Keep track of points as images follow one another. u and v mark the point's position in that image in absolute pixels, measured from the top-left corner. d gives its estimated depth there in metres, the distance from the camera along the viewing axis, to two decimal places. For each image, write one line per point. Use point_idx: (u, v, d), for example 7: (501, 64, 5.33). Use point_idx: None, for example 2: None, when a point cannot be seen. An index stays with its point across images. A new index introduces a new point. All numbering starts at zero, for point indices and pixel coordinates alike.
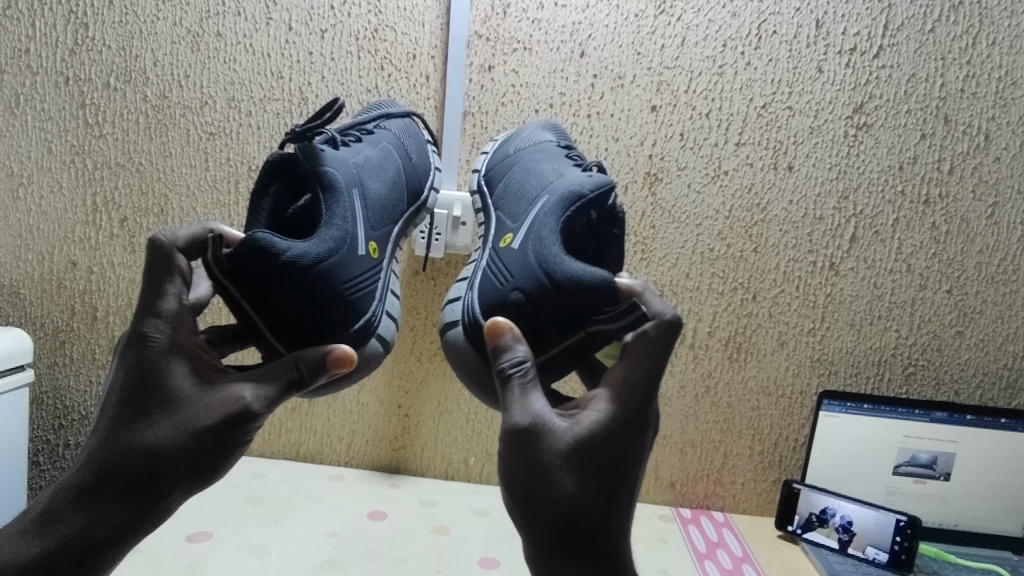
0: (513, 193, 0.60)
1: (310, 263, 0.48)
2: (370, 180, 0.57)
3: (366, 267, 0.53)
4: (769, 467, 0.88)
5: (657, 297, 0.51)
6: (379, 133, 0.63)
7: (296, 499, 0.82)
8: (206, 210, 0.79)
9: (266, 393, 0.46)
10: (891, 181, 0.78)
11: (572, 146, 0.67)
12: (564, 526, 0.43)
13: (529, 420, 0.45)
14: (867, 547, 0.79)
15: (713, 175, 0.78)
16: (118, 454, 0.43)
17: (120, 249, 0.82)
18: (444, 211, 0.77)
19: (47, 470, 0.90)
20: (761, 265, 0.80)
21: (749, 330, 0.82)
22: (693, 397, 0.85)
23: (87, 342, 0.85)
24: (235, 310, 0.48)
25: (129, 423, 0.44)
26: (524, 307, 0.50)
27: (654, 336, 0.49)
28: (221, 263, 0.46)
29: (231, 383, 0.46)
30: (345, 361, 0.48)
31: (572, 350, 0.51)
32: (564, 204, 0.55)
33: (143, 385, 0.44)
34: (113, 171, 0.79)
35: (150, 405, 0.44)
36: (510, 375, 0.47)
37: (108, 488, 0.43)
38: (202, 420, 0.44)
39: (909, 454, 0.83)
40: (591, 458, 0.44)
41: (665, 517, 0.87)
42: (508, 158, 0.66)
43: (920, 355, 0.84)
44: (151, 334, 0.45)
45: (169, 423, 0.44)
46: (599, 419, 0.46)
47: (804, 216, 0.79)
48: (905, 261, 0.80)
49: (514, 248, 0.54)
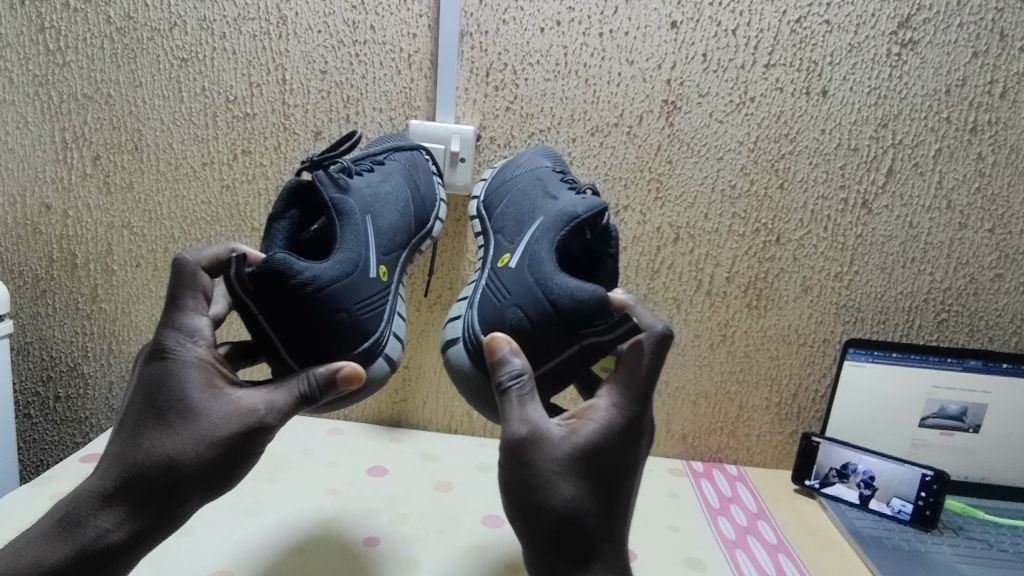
0: (512, 217, 0.62)
1: (326, 283, 0.49)
2: (382, 211, 0.59)
3: (375, 289, 0.55)
4: (786, 420, 0.83)
5: (647, 310, 0.52)
6: (390, 162, 0.65)
7: (294, 455, 0.79)
8: (183, 145, 0.74)
9: (278, 406, 0.47)
10: (935, 106, 0.71)
11: (568, 172, 0.66)
12: (561, 532, 0.44)
13: (526, 430, 0.45)
14: (892, 498, 0.76)
15: (738, 102, 0.71)
16: (135, 464, 0.44)
17: (95, 190, 0.76)
18: (440, 147, 0.71)
19: (39, 422, 0.87)
20: (786, 203, 0.74)
21: (771, 276, 0.77)
22: (708, 347, 0.80)
23: (69, 290, 0.80)
24: (253, 327, 0.49)
25: (147, 434, 0.44)
26: (524, 327, 0.51)
27: (649, 347, 0.49)
28: (244, 282, 0.47)
29: (245, 395, 0.47)
30: (353, 378, 0.49)
31: (570, 363, 0.52)
32: (558, 223, 0.56)
33: (162, 396, 0.45)
34: (80, 103, 0.73)
35: (168, 415, 0.45)
36: (508, 387, 0.47)
37: (127, 496, 0.44)
38: (217, 431, 0.45)
39: (937, 405, 0.79)
40: (587, 466, 0.45)
41: (676, 471, 0.83)
42: (506, 183, 0.67)
43: (954, 300, 0.78)
44: (172, 347, 0.46)
45: (186, 436, 0.44)
46: (596, 427, 0.47)
47: (836, 147, 0.72)
48: (946, 197, 0.74)
49: (511, 267, 0.56)
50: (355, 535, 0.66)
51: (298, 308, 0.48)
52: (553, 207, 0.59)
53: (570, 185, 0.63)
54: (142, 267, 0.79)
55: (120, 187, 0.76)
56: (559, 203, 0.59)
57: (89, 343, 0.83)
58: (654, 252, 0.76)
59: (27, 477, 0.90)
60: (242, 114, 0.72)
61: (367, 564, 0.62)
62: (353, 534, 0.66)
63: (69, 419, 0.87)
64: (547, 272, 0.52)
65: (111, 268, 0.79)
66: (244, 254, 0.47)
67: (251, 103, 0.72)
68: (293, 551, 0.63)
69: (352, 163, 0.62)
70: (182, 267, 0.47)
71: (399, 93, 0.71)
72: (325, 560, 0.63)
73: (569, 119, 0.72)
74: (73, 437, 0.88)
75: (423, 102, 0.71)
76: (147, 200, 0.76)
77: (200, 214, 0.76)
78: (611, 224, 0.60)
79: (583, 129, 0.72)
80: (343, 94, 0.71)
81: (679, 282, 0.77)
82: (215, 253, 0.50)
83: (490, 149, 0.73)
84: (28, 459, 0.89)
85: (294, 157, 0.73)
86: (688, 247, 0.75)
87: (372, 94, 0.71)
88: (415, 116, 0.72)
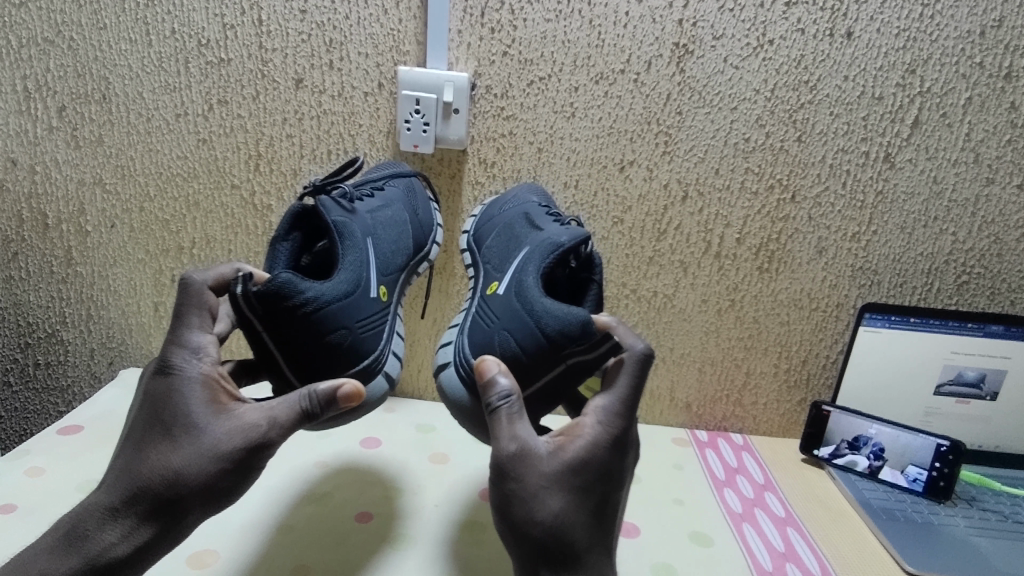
0: (499, 251, 0.60)
1: (329, 301, 0.48)
2: (384, 233, 0.58)
3: (376, 309, 0.53)
4: (794, 387, 0.80)
5: (628, 330, 0.50)
6: (389, 188, 0.63)
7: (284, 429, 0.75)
8: (155, 95, 0.69)
9: (280, 420, 0.44)
10: (968, 50, 0.65)
11: (556, 208, 0.64)
12: (548, 548, 0.41)
13: (516, 447, 0.42)
14: (908, 466, 0.73)
15: (755, 45, 0.65)
16: (139, 479, 0.41)
17: (62, 144, 0.71)
18: (432, 96, 0.66)
19: (19, 391, 0.83)
20: (804, 157, 0.69)
21: (784, 237, 0.72)
22: (715, 312, 0.76)
23: (41, 252, 0.76)
24: (256, 345, 0.48)
25: (150, 449, 0.42)
26: (517, 355, 0.49)
27: (631, 367, 0.48)
28: (250, 301, 0.45)
29: (248, 409, 0.45)
30: (354, 396, 0.45)
31: (556, 385, 0.50)
32: (543, 251, 0.55)
33: (165, 411, 0.43)
34: (41, 48, 0.67)
35: (170, 430, 0.42)
36: (497, 406, 0.44)
37: (132, 510, 0.41)
38: (220, 446, 0.43)
39: (954, 372, 0.75)
40: (578, 481, 0.43)
41: (680, 441, 0.80)
42: (494, 218, 0.64)
43: (976, 262, 0.73)
44: (176, 363, 0.44)
45: (189, 452, 0.42)
46: (587, 442, 0.44)
47: (859, 95, 0.67)
48: (974, 150, 0.69)
49: (500, 294, 0.54)
50: (347, 510, 0.63)
51: (299, 329, 0.47)
52: (537, 236, 0.57)
53: (555, 218, 0.61)
54: (117, 228, 0.75)
55: (89, 140, 0.71)
56: (544, 233, 0.57)
57: (66, 308, 0.79)
58: (661, 212, 0.71)
59: (11, 446, 0.87)
60: (216, 60, 0.67)
61: (358, 541, 0.59)
62: (347, 510, 0.63)
63: (51, 388, 0.83)
64: (532, 296, 0.50)
65: (85, 229, 0.75)
66: (249, 273, 0.46)
67: (225, 47, 0.66)
68: (280, 529, 0.60)
69: (354, 187, 0.61)
70: (188, 286, 0.46)
71: (386, 36, 0.65)
72: (314, 538, 0.59)
73: (572, 65, 0.66)
74: (56, 406, 0.84)
75: (413, 46, 0.66)
76: (119, 155, 0.71)
77: (177, 169, 0.72)
78: (595, 252, 0.59)
79: (586, 76, 0.67)
80: (326, 37, 0.66)
81: (687, 244, 0.73)
82: (219, 272, 0.48)
83: (486, 100, 0.67)
84: (11, 429, 0.86)
85: (275, 107, 0.68)
86: (697, 206, 0.71)
87: (356, 37, 0.65)
88: (404, 62, 0.66)
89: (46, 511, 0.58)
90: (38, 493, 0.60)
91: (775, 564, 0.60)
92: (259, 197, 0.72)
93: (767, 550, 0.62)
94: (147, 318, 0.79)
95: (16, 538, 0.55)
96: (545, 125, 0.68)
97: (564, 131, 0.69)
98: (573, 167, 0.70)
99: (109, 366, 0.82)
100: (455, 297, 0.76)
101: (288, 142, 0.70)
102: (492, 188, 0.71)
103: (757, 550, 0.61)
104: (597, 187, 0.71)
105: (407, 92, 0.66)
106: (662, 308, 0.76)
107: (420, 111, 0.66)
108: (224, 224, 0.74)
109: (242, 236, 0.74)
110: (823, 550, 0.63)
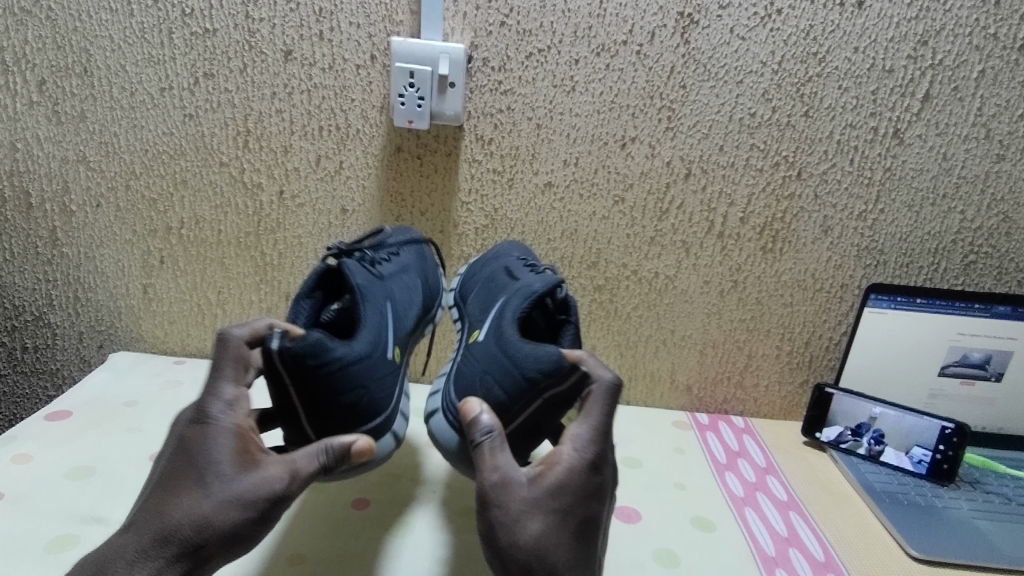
0: (480, 302, 0.58)
1: (352, 360, 0.46)
2: (401, 295, 0.57)
3: (388, 365, 0.52)
4: (797, 369, 0.78)
5: (598, 359, 0.48)
6: (401, 254, 0.61)
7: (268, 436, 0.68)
8: (137, 68, 0.66)
9: (302, 474, 0.42)
10: (982, 21, 0.63)
11: (537, 261, 0.63)
12: (531, 573, 0.39)
13: (497, 477, 0.41)
14: (912, 447, 0.72)
15: (763, 15, 0.63)
16: (167, 524, 0.39)
17: (44, 119, 0.69)
18: (428, 69, 0.63)
19: (7, 375, 0.81)
20: (810, 133, 0.67)
21: (789, 216, 0.70)
22: (718, 293, 0.74)
23: (26, 233, 0.73)
24: (280, 399, 0.46)
25: (180, 493, 0.40)
26: (502, 400, 0.48)
27: (602, 396, 0.46)
28: (284, 358, 0.44)
29: (274, 461, 0.42)
30: (367, 451, 0.45)
31: (536, 418, 0.49)
32: (520, 297, 0.53)
33: (196, 457, 0.41)
34: (18, 19, 0.65)
35: (201, 476, 0.40)
36: (479, 442, 0.43)
37: (160, 552, 0.38)
38: (246, 495, 0.40)
39: (960, 353, 0.73)
40: (558, 503, 0.41)
41: (681, 424, 0.78)
42: (475, 272, 0.63)
43: (984, 241, 0.72)
44: (211, 413, 0.43)
45: (221, 497, 0.40)
46: (566, 467, 0.43)
47: (869, 68, 0.65)
48: (985, 125, 0.67)
49: (481, 341, 0.53)
50: (345, 497, 0.61)
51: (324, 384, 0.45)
52: (512, 285, 0.56)
53: (531, 268, 0.59)
54: (102, 208, 0.72)
55: (71, 116, 0.68)
56: (519, 281, 0.56)
57: (53, 291, 0.76)
58: (663, 190, 0.69)
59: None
60: (201, 30, 0.64)
61: (356, 529, 0.57)
62: (346, 495, 0.62)
63: (40, 371, 0.81)
64: (512, 338, 0.49)
65: (69, 208, 0.72)
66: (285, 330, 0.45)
67: (210, 17, 0.64)
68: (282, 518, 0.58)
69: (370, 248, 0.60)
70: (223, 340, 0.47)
71: (378, 6, 0.63)
72: (313, 524, 0.58)
73: (572, 36, 0.64)
74: (46, 391, 0.82)
75: (406, 16, 0.63)
76: (103, 132, 0.69)
77: (164, 146, 0.69)
78: (568, 295, 0.58)
79: (587, 48, 0.64)
80: (315, 6, 0.63)
81: (689, 223, 0.71)
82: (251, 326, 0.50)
83: (483, 73, 0.65)
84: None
85: (264, 80, 0.66)
86: (700, 183, 0.69)
87: (348, 6, 0.63)
88: (397, 33, 0.64)
89: (35, 502, 0.56)
90: (27, 482, 0.58)
91: (778, 549, 0.59)
92: (249, 174, 0.70)
93: (770, 534, 0.61)
94: (136, 300, 0.77)
95: (6, 532, 0.53)
96: (545, 100, 0.66)
97: (564, 106, 0.66)
98: (573, 144, 0.68)
99: (99, 349, 0.80)
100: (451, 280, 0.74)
101: (278, 117, 0.67)
102: (489, 166, 0.69)
103: (759, 535, 0.60)
104: (598, 165, 0.68)
105: (400, 64, 0.63)
106: (663, 289, 0.74)
107: (415, 86, 0.64)
108: (213, 203, 0.71)
109: (232, 216, 0.72)
110: (826, 535, 0.62)
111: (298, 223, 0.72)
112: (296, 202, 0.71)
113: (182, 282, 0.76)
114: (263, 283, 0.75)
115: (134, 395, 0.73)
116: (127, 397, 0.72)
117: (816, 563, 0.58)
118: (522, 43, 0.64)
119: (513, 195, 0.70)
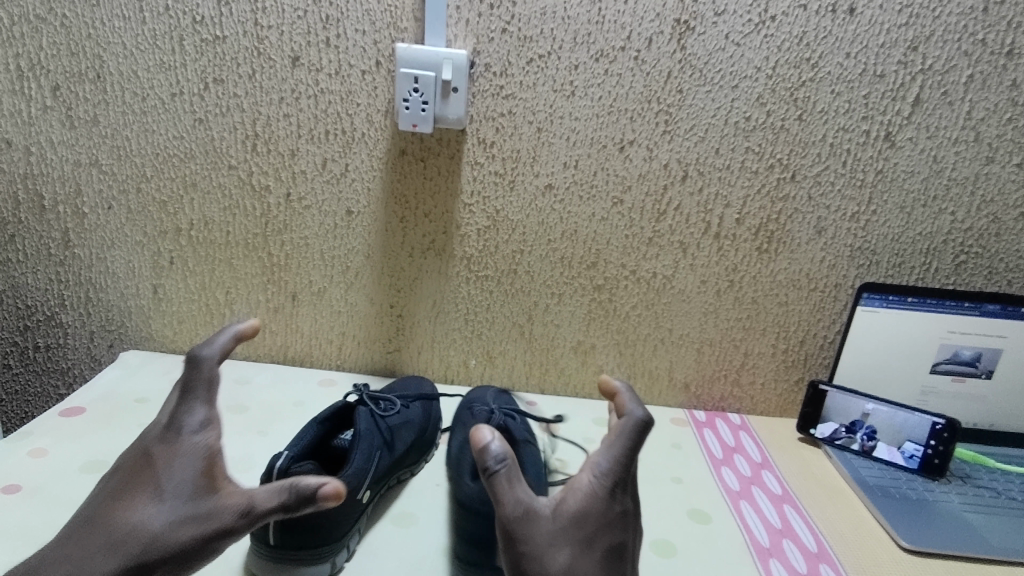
0: None
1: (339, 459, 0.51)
2: (405, 441, 0.62)
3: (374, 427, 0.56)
4: (792, 367, 0.80)
5: (633, 395, 0.48)
6: None
7: (277, 430, 0.70)
8: (149, 74, 0.68)
9: (256, 509, 0.43)
10: (971, 27, 0.65)
11: None
12: None
13: (518, 510, 0.42)
14: (904, 442, 0.73)
15: (757, 22, 0.65)
16: (115, 537, 0.41)
17: (57, 124, 0.70)
18: (432, 75, 0.65)
19: (19, 373, 0.82)
20: (804, 136, 0.69)
21: (784, 217, 0.72)
22: (715, 293, 0.76)
23: (39, 234, 0.75)
24: None
25: (141, 500, 0.42)
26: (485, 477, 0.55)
27: (629, 432, 0.45)
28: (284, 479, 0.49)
29: (231, 491, 0.44)
30: (334, 497, 0.42)
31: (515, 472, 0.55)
32: None
33: (152, 477, 0.43)
34: (33, 26, 0.67)
35: (157, 492, 0.42)
36: (493, 472, 0.42)
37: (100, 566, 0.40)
38: (191, 522, 0.42)
39: (951, 351, 0.75)
40: (580, 532, 0.42)
41: (679, 421, 0.80)
42: None
43: (975, 242, 0.73)
44: (175, 436, 0.44)
45: (163, 522, 0.42)
46: (585, 497, 0.43)
47: (861, 73, 0.67)
48: (974, 129, 0.69)
49: None
50: None
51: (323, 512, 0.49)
52: None
53: None
54: (114, 210, 0.74)
55: (84, 120, 0.70)
56: None
57: (65, 291, 0.78)
58: (661, 192, 0.71)
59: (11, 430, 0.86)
60: (211, 37, 0.66)
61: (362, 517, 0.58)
62: None
63: (52, 369, 0.83)
64: None
65: (82, 210, 0.74)
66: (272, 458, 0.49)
67: (220, 24, 0.66)
68: None
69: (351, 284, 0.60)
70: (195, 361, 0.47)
71: (383, 13, 0.65)
72: None
73: (572, 42, 0.66)
74: (57, 388, 0.84)
75: (410, 23, 0.65)
76: (115, 135, 0.71)
77: (174, 149, 0.71)
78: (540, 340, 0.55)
79: (587, 54, 0.66)
80: (322, 13, 0.65)
81: (686, 224, 0.72)
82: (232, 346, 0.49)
83: (485, 78, 0.67)
84: (12, 411, 0.85)
85: (272, 86, 0.68)
86: (697, 185, 0.71)
87: (354, 14, 0.65)
88: (402, 39, 0.66)
89: (50, 494, 0.58)
90: (44, 476, 0.60)
91: (772, 540, 0.61)
92: (257, 177, 0.72)
93: (764, 526, 0.63)
94: (146, 300, 0.79)
95: (23, 522, 0.55)
96: (546, 104, 0.68)
97: (564, 110, 0.68)
98: (573, 147, 0.70)
99: (109, 348, 0.82)
100: (454, 280, 0.76)
101: (285, 121, 0.69)
102: (491, 168, 0.70)
103: (754, 527, 0.62)
104: (597, 167, 0.70)
105: (404, 70, 0.65)
106: (661, 289, 0.76)
107: (419, 90, 0.66)
108: (222, 205, 0.73)
109: (240, 217, 0.74)
110: (819, 527, 0.64)
111: (305, 224, 0.73)
112: (302, 204, 0.73)
113: (191, 282, 0.78)
114: (270, 282, 0.77)
115: (145, 393, 0.74)
116: (138, 394, 0.74)
117: (809, 553, 0.60)
118: (523, 49, 0.66)
119: (514, 196, 0.72)
